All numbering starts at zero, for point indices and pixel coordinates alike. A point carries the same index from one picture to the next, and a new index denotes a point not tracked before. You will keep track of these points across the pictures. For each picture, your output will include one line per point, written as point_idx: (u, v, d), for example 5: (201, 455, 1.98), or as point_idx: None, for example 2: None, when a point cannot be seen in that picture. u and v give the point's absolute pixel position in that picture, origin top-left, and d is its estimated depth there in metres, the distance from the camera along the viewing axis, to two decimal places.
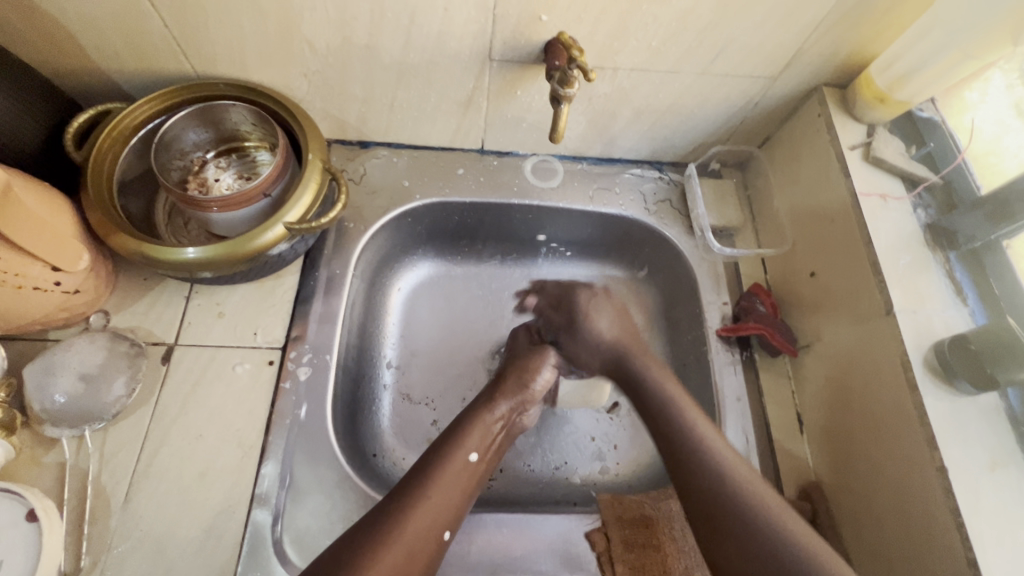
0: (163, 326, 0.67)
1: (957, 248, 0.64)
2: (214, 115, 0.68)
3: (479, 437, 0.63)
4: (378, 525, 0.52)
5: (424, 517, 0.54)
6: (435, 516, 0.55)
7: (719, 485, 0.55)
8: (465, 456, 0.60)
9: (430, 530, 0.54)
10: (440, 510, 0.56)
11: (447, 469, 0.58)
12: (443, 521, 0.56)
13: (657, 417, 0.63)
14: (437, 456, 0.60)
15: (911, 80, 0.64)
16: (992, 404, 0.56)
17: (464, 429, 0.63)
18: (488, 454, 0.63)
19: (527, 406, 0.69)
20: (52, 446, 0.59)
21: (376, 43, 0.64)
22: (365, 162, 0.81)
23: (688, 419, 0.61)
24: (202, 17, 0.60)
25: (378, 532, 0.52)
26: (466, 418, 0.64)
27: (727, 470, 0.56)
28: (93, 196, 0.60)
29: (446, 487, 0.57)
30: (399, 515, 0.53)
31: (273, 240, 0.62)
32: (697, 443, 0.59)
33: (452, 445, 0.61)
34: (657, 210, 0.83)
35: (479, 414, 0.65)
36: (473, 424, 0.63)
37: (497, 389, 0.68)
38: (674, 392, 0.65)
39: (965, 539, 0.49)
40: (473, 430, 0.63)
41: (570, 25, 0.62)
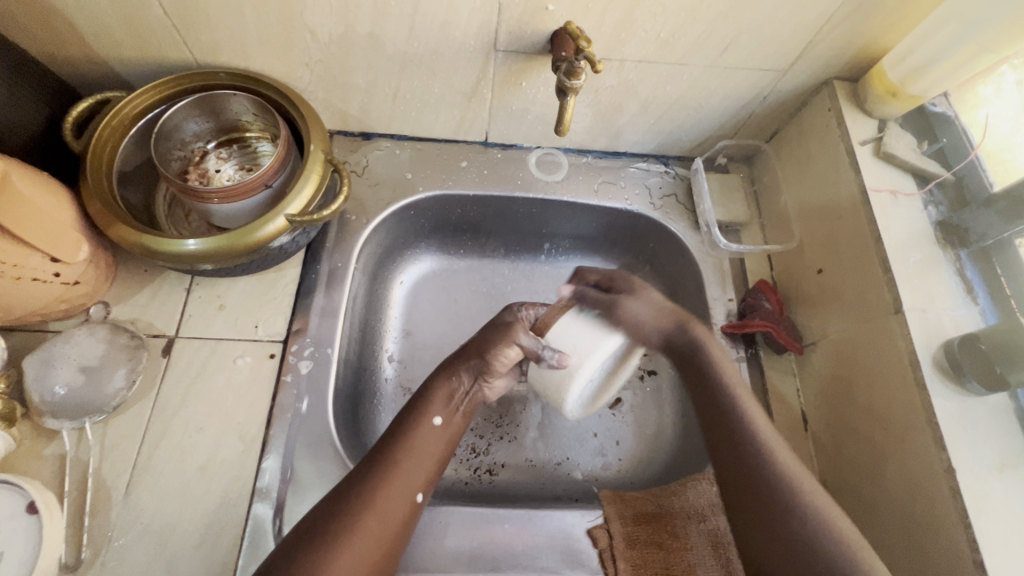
0: (164, 318, 0.66)
1: (968, 245, 0.62)
2: (215, 104, 0.67)
3: (444, 401, 0.61)
4: (351, 497, 0.53)
5: (394, 485, 0.54)
6: (405, 482, 0.55)
7: (770, 483, 0.55)
8: (430, 422, 0.59)
9: (403, 495, 0.54)
10: (409, 477, 0.56)
11: (413, 436, 0.58)
12: (415, 485, 0.56)
13: (706, 404, 0.62)
14: (403, 426, 0.59)
15: (925, 74, 0.62)
16: (1001, 404, 0.55)
17: (426, 396, 0.61)
18: (455, 416, 0.61)
19: (491, 378, 0.64)
20: (52, 438, 0.59)
21: (380, 33, 0.63)
22: (368, 154, 0.80)
23: (748, 413, 0.60)
24: (203, 5, 0.59)
25: (351, 503, 0.52)
26: (427, 386, 0.62)
27: (783, 468, 0.55)
28: (92, 185, 0.60)
29: (414, 455, 0.57)
30: (370, 485, 0.53)
31: (274, 232, 0.61)
32: (758, 435, 0.58)
33: (416, 413, 0.59)
34: (663, 205, 0.82)
35: (440, 382, 0.62)
36: (435, 390, 0.61)
37: (459, 355, 0.64)
38: (727, 377, 0.63)
39: (972, 541, 0.49)
40: (435, 395, 0.61)
41: (577, 15, 0.61)
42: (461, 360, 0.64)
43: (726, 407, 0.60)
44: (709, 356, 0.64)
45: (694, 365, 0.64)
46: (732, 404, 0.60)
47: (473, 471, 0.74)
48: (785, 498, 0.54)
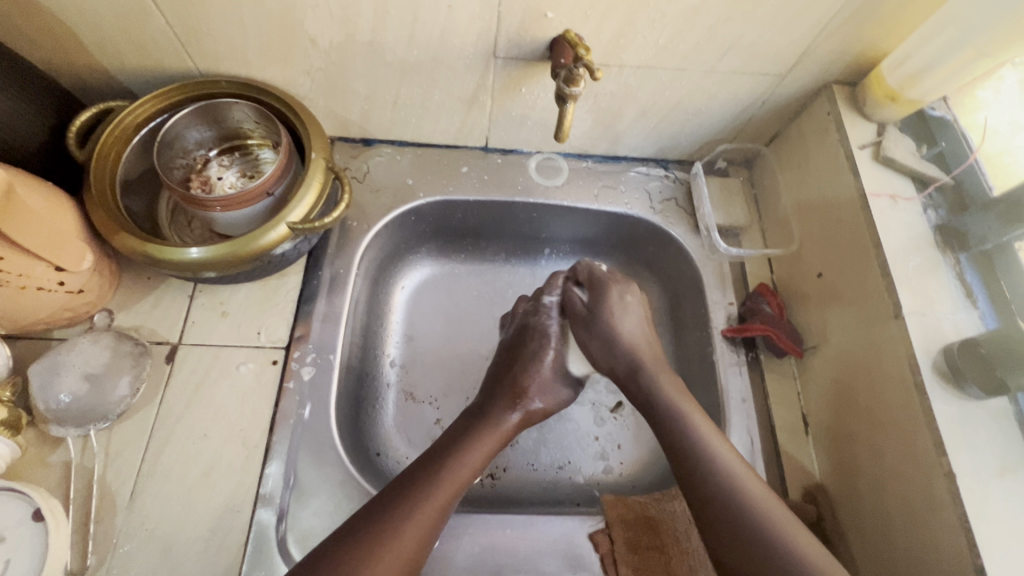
0: (167, 325, 0.67)
1: (968, 249, 0.63)
2: (217, 112, 0.67)
3: (490, 441, 0.63)
4: (380, 521, 0.53)
5: (426, 517, 0.55)
6: (438, 511, 0.56)
7: (727, 498, 0.55)
8: (476, 460, 0.61)
9: (432, 524, 0.55)
10: (440, 510, 0.56)
11: (454, 470, 0.59)
12: (441, 518, 0.56)
13: (666, 423, 0.62)
14: (446, 455, 0.60)
15: (923, 79, 0.62)
16: (1001, 408, 0.55)
17: (479, 433, 0.63)
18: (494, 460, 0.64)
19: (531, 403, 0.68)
20: (57, 445, 0.60)
21: (380, 41, 0.63)
22: (369, 160, 0.81)
23: (698, 433, 0.60)
24: (204, 15, 0.59)
25: (377, 530, 0.52)
26: (481, 423, 0.64)
27: (741, 487, 0.56)
28: (96, 194, 0.60)
29: (452, 490, 0.58)
30: (402, 513, 0.54)
31: (276, 240, 0.62)
32: (712, 455, 0.58)
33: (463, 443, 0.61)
34: (663, 209, 0.82)
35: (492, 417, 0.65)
36: (488, 426, 0.64)
37: (515, 392, 0.68)
38: (679, 403, 0.63)
39: (972, 546, 0.49)
40: (485, 433, 0.63)
41: (575, 22, 0.61)
42: (514, 395, 0.68)
43: (677, 428, 0.61)
44: (652, 381, 0.65)
45: (641, 396, 0.66)
46: (682, 422, 0.61)
47: (475, 476, 0.74)
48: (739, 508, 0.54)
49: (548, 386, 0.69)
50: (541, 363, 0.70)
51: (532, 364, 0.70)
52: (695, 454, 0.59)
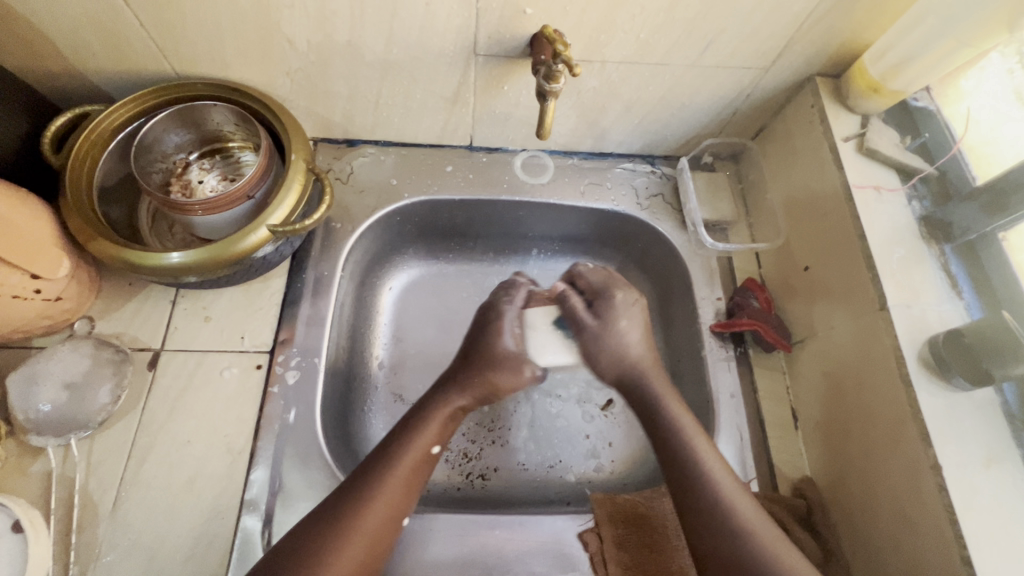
0: (149, 331, 0.66)
1: (952, 240, 0.62)
2: (196, 115, 0.67)
3: (436, 426, 0.62)
4: (329, 521, 0.52)
5: (377, 511, 0.54)
6: (387, 510, 0.55)
7: (716, 512, 0.55)
8: (424, 448, 0.60)
9: (386, 523, 0.54)
10: (389, 502, 0.55)
11: (399, 460, 0.58)
12: (397, 509, 0.56)
13: (664, 431, 0.61)
14: (388, 450, 0.58)
15: (905, 70, 0.62)
16: (987, 398, 0.55)
17: (423, 420, 0.62)
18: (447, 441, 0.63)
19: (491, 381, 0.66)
20: (38, 455, 0.59)
21: (359, 40, 0.63)
22: (353, 161, 0.80)
23: (695, 452, 0.59)
24: (178, 17, 0.59)
25: (326, 531, 0.52)
26: (424, 411, 0.63)
27: (732, 505, 0.55)
28: (73, 201, 0.59)
29: (401, 481, 0.56)
30: (350, 512, 0.53)
31: (257, 243, 0.61)
32: (704, 471, 0.58)
33: (410, 436, 0.60)
34: (650, 205, 0.82)
35: (437, 405, 0.64)
36: (432, 413, 0.63)
37: (462, 377, 0.66)
38: (679, 416, 0.62)
39: (959, 538, 0.48)
40: (430, 419, 0.62)
41: (555, 17, 0.60)
42: (466, 378, 0.66)
43: (676, 442, 0.60)
44: (659, 395, 0.63)
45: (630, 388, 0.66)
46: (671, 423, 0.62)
47: (465, 477, 0.74)
48: (729, 524, 0.54)
49: (511, 364, 0.66)
50: (498, 339, 0.67)
51: (487, 342, 0.67)
52: (684, 465, 0.59)
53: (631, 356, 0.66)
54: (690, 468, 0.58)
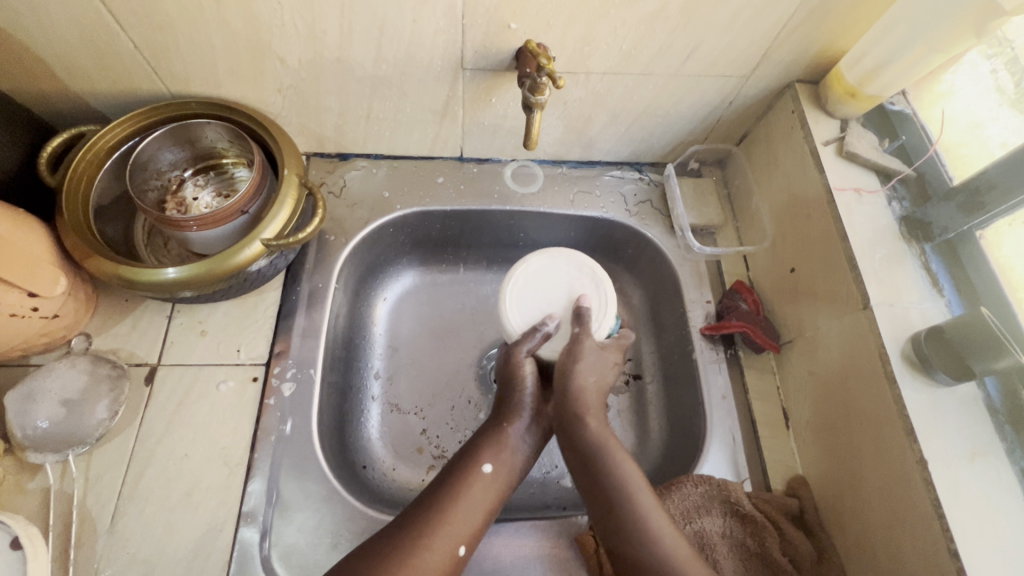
0: (145, 346, 0.67)
1: (932, 239, 0.64)
2: (190, 133, 0.68)
3: (494, 449, 0.60)
4: (386, 547, 0.51)
5: (436, 543, 0.52)
6: (451, 533, 0.53)
7: (637, 538, 0.52)
8: (477, 470, 0.58)
9: (447, 549, 0.52)
10: (456, 525, 0.54)
11: (466, 487, 0.56)
12: (459, 537, 0.54)
13: (589, 460, 0.57)
14: (455, 474, 0.58)
15: (881, 74, 0.64)
16: (970, 393, 0.56)
17: (481, 444, 0.60)
18: (506, 469, 0.59)
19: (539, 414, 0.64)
20: (36, 472, 0.59)
21: (348, 57, 0.64)
22: (345, 175, 0.81)
23: (626, 483, 0.55)
24: (172, 38, 0.60)
25: (385, 554, 0.50)
26: (481, 436, 0.62)
27: (658, 535, 0.52)
28: (69, 219, 0.60)
29: (464, 514, 0.55)
30: (409, 534, 0.52)
31: (252, 257, 0.62)
32: (631, 496, 0.54)
33: (468, 462, 0.59)
34: (638, 211, 0.83)
35: (492, 434, 0.62)
36: (489, 446, 0.60)
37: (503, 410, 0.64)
38: (608, 439, 0.59)
39: (946, 531, 0.49)
40: (488, 444, 0.60)
41: (538, 32, 0.62)
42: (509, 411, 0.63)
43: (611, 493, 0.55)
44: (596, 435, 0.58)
45: (566, 433, 0.60)
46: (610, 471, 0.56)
47: None
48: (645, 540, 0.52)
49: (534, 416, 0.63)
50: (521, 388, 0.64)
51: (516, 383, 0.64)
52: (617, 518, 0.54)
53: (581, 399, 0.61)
54: (623, 497, 0.54)
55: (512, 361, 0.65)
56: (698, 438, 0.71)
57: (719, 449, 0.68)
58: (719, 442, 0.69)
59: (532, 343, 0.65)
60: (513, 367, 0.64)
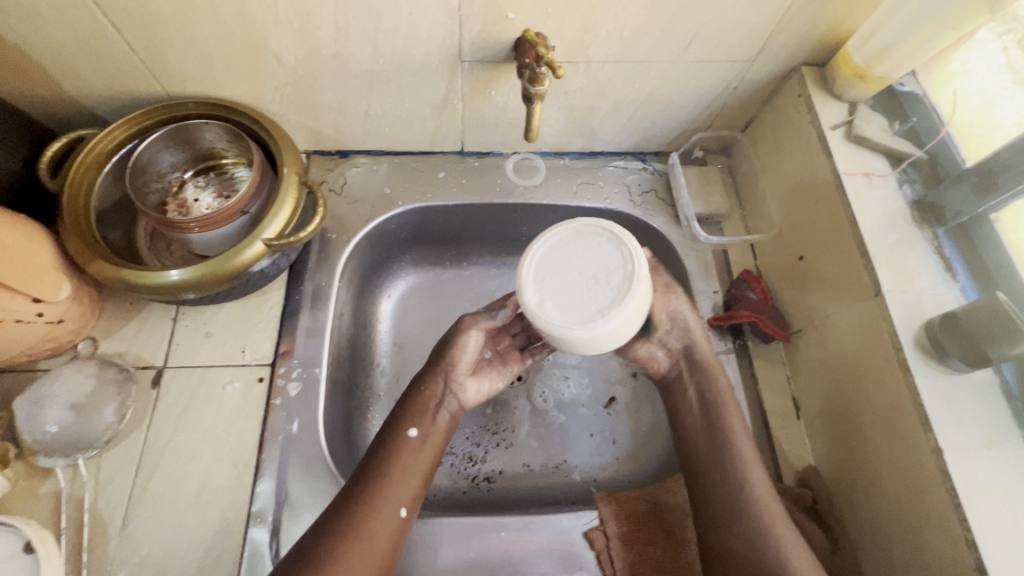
0: (151, 349, 0.67)
1: (945, 223, 0.62)
2: (188, 134, 0.67)
3: (417, 412, 0.61)
4: (337, 520, 0.52)
5: (377, 506, 0.54)
6: (388, 499, 0.55)
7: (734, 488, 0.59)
8: (403, 436, 0.59)
9: (387, 511, 0.54)
10: (393, 495, 0.55)
11: (393, 453, 0.58)
12: (399, 501, 0.55)
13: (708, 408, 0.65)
14: (381, 445, 0.59)
15: (889, 55, 0.62)
16: (986, 380, 0.55)
17: (405, 408, 0.62)
18: (434, 430, 0.61)
19: (460, 379, 0.64)
20: (47, 476, 0.60)
21: (344, 52, 0.63)
22: (345, 172, 0.81)
23: (728, 428, 0.63)
24: (166, 39, 0.60)
25: (336, 527, 0.52)
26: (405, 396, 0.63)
27: (749, 483, 0.59)
28: (70, 224, 0.60)
29: (397, 478, 0.56)
30: (353, 504, 0.54)
31: (254, 257, 0.62)
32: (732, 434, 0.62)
33: (393, 428, 0.60)
34: (642, 201, 0.82)
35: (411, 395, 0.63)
36: (410, 408, 0.61)
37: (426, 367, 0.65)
38: (725, 402, 0.65)
39: (963, 521, 0.48)
40: (410, 409, 0.61)
41: (537, 21, 0.61)
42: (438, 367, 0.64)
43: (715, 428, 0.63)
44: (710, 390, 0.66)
45: (675, 404, 0.68)
46: (715, 416, 0.64)
47: (471, 480, 0.75)
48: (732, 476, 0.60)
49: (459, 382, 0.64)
50: (456, 359, 0.64)
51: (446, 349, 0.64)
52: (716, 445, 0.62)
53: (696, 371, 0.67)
54: (721, 440, 0.62)
55: (461, 332, 0.64)
56: None
57: None
58: None
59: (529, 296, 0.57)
60: (456, 341, 0.64)
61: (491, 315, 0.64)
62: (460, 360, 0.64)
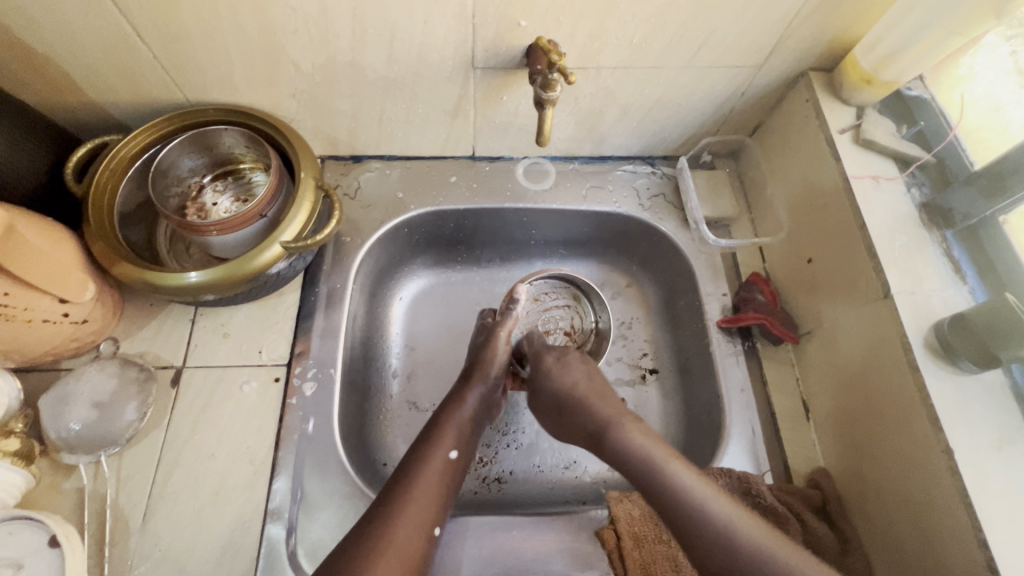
0: (170, 349, 0.68)
1: (953, 225, 0.63)
2: (209, 140, 0.69)
3: (455, 433, 0.61)
4: (375, 531, 0.51)
5: (412, 518, 0.53)
6: (423, 513, 0.54)
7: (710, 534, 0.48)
8: (443, 454, 0.59)
9: (422, 526, 0.53)
10: (424, 511, 0.54)
11: (426, 469, 0.57)
12: (432, 518, 0.54)
13: (632, 462, 0.56)
14: (412, 459, 0.58)
15: (896, 61, 0.63)
16: (996, 381, 0.55)
17: (439, 427, 0.61)
18: (467, 445, 0.62)
19: (495, 392, 0.69)
20: (70, 473, 0.61)
21: (361, 59, 0.65)
22: (359, 176, 0.82)
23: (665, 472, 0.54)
24: (189, 47, 0.62)
25: (370, 539, 0.50)
26: (442, 415, 0.63)
27: (733, 531, 0.48)
28: (95, 227, 0.62)
29: (433, 491, 0.56)
30: (388, 514, 0.52)
31: (271, 259, 0.63)
32: (683, 489, 0.52)
33: (428, 445, 0.59)
34: (651, 204, 0.83)
35: (450, 410, 0.63)
36: (445, 424, 0.62)
37: (464, 378, 0.68)
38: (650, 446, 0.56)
39: (974, 521, 0.49)
40: (447, 429, 0.61)
41: (548, 28, 0.62)
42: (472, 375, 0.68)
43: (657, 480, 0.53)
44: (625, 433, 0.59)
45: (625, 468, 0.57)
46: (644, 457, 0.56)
47: (481, 481, 0.75)
48: (682, 502, 0.51)
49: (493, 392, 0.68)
50: (491, 365, 0.69)
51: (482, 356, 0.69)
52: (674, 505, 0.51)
53: (593, 408, 0.63)
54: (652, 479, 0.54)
55: (494, 339, 0.70)
56: (716, 431, 0.71)
57: (739, 442, 0.68)
58: (739, 435, 0.68)
59: (511, 322, 0.72)
60: (491, 345, 0.70)
61: (511, 314, 0.72)
62: (495, 366, 0.69)
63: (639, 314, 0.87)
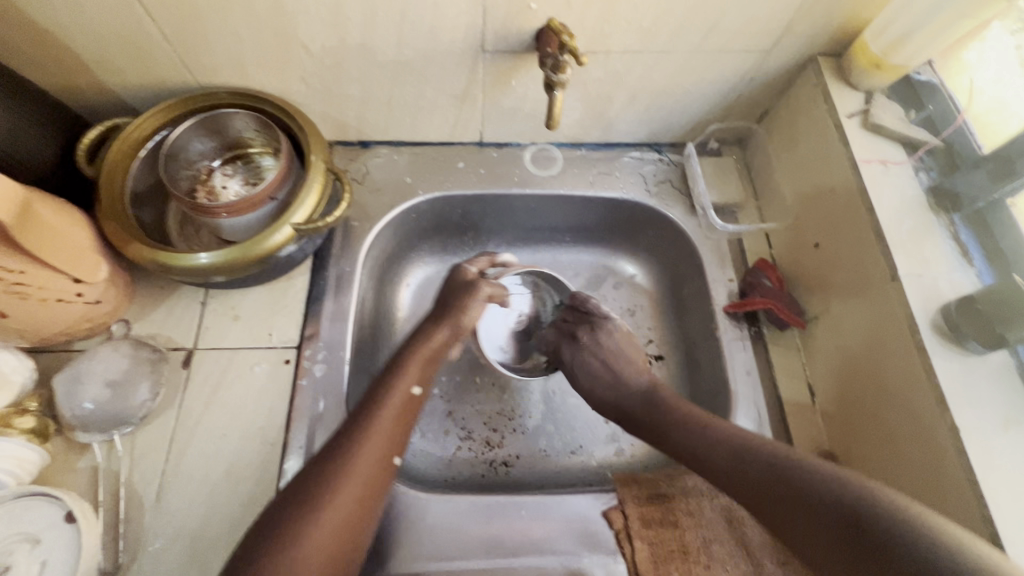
0: (181, 331, 0.69)
1: (961, 209, 0.63)
2: (218, 123, 0.69)
3: (418, 368, 0.61)
4: (334, 456, 0.52)
5: (372, 447, 0.53)
6: (383, 443, 0.54)
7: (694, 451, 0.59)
8: (407, 388, 0.59)
9: (381, 457, 0.53)
10: (387, 440, 0.55)
11: (383, 403, 0.57)
12: (392, 449, 0.55)
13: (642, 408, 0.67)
14: (379, 392, 0.58)
15: (906, 44, 0.63)
16: (1002, 362, 0.56)
17: (401, 364, 0.61)
18: (429, 383, 0.62)
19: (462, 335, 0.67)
20: (84, 451, 0.62)
21: (371, 43, 0.65)
22: (367, 162, 0.82)
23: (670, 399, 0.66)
24: (200, 30, 0.62)
25: (328, 469, 0.50)
26: (407, 350, 0.63)
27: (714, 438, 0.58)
28: (107, 207, 0.62)
29: (393, 422, 0.56)
30: (351, 441, 0.53)
31: (282, 241, 0.63)
32: (703, 432, 0.59)
33: (393, 376, 0.59)
34: (658, 191, 0.83)
35: (417, 343, 0.63)
36: (410, 356, 0.62)
37: (435, 315, 0.67)
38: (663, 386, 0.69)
39: (980, 498, 0.49)
40: (411, 365, 0.61)
41: (559, 11, 0.62)
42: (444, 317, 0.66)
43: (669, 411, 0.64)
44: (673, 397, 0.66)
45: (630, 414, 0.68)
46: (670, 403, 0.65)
47: (489, 464, 0.76)
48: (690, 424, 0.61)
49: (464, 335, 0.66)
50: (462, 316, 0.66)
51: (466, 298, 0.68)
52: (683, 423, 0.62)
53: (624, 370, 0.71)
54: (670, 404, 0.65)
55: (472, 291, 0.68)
56: (723, 414, 0.71)
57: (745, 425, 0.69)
58: (745, 418, 0.69)
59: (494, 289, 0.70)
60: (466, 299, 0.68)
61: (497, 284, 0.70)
62: (466, 315, 0.67)
63: (645, 301, 0.87)
